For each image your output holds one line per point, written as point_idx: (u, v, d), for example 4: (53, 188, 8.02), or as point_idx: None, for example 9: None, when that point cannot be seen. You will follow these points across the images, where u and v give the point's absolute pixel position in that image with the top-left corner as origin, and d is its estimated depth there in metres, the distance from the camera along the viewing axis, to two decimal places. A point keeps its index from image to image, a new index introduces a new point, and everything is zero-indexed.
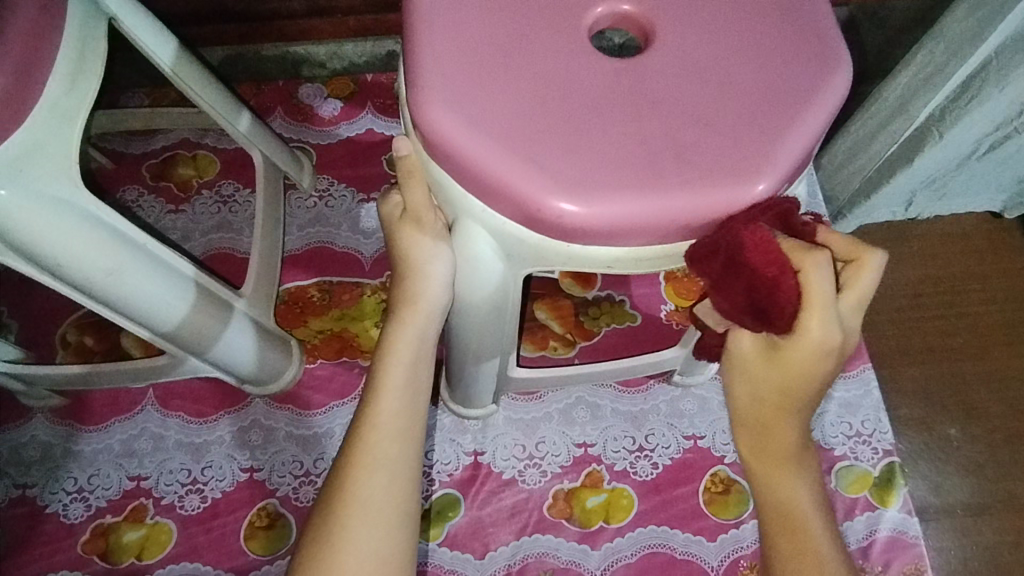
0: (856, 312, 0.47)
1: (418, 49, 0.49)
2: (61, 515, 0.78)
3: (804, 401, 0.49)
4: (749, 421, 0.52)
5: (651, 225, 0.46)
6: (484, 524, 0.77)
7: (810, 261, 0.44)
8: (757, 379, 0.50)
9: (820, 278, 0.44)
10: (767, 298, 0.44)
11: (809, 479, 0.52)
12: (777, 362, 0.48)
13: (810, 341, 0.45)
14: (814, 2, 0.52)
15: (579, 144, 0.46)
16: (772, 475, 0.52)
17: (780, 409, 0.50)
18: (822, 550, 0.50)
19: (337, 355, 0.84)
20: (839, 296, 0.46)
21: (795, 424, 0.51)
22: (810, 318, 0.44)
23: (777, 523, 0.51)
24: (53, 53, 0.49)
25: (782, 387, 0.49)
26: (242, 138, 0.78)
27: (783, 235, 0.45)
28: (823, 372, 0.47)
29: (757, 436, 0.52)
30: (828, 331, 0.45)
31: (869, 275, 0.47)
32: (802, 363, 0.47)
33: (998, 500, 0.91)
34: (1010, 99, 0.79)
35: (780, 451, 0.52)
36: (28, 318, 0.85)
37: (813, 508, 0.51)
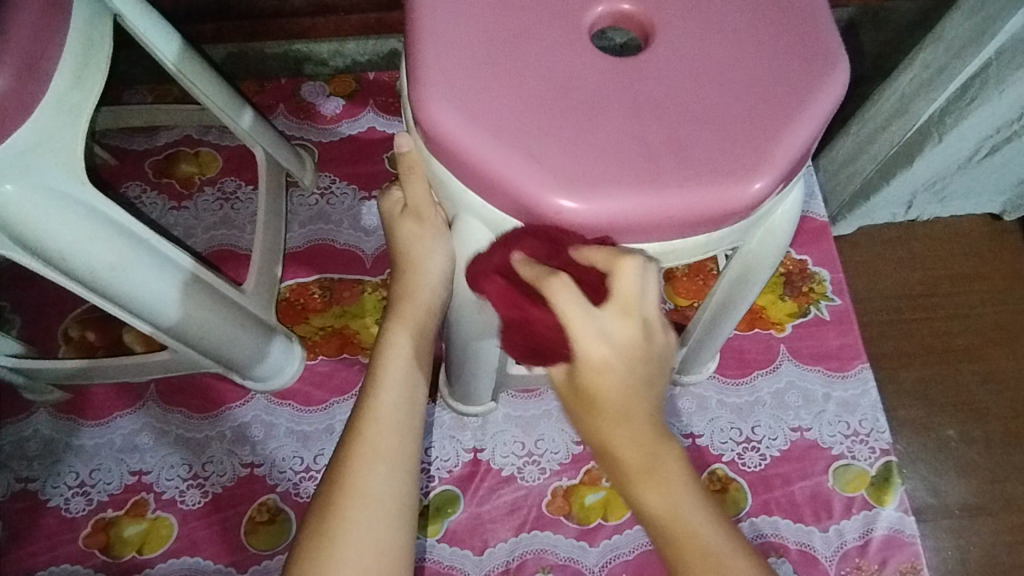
0: (621, 319, 0.47)
1: (420, 47, 0.50)
2: (63, 509, 0.78)
3: (661, 408, 0.48)
4: (618, 455, 0.48)
5: (650, 222, 0.47)
6: (483, 520, 0.77)
7: (556, 284, 0.45)
8: (606, 413, 0.47)
9: (570, 295, 0.45)
10: (546, 339, 0.48)
11: (682, 483, 0.48)
12: (589, 394, 0.47)
13: (592, 364, 0.46)
14: (814, 3, 0.52)
15: (579, 142, 0.47)
16: (651, 492, 0.48)
17: (630, 428, 0.47)
18: (713, 548, 0.47)
19: (337, 352, 0.84)
20: (597, 308, 0.46)
21: (655, 433, 0.48)
22: (585, 351, 0.46)
23: (668, 540, 0.48)
24: (58, 48, 0.49)
25: (625, 405, 0.47)
26: (244, 135, 0.78)
27: (528, 264, 0.47)
28: (621, 391, 0.47)
29: (622, 470, 0.49)
30: (598, 348, 0.46)
31: (626, 281, 0.46)
32: (608, 391, 0.47)
33: (995, 500, 0.92)
34: (1012, 101, 0.79)
35: (639, 475, 0.48)
36: (31, 313, 0.85)
37: (698, 511, 0.48)
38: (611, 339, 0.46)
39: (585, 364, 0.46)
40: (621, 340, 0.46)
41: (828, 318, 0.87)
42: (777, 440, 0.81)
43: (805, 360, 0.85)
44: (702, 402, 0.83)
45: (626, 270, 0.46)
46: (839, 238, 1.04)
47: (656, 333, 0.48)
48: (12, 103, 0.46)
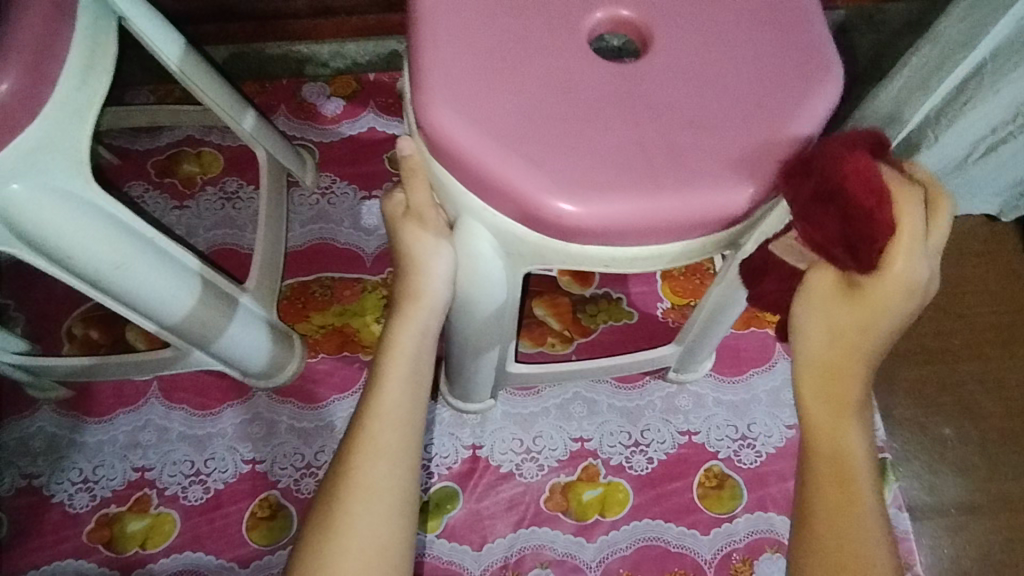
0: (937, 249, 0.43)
1: (422, 51, 0.51)
2: (67, 505, 0.79)
3: (880, 346, 0.45)
4: (816, 373, 0.46)
5: (648, 224, 0.48)
6: (482, 516, 0.78)
7: (905, 195, 0.41)
8: (823, 326, 0.45)
9: (911, 217, 0.40)
10: (862, 238, 0.41)
11: (865, 430, 0.46)
12: (849, 300, 0.44)
13: (894, 275, 0.41)
14: (807, 7, 0.53)
15: (577, 144, 0.48)
16: (833, 427, 0.46)
17: (853, 354, 0.45)
18: (872, 511, 0.45)
19: (338, 350, 0.85)
20: (925, 229, 0.42)
21: (862, 372, 0.46)
22: (895, 261, 0.41)
23: (825, 476, 0.46)
24: (66, 50, 0.50)
25: (861, 326, 0.44)
26: (246, 135, 0.79)
27: (882, 165, 0.42)
28: (898, 316, 0.43)
29: (814, 388, 0.46)
30: (920, 267, 0.42)
31: (946, 215, 0.44)
32: (881, 303, 0.43)
33: (990, 498, 0.93)
34: (1007, 100, 0.80)
35: (828, 406, 0.46)
36: (35, 311, 0.86)
37: (869, 471, 0.46)
38: (929, 267, 0.42)
39: (875, 289, 0.42)
40: (925, 251, 0.42)
41: None
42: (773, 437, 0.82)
43: None
44: (699, 399, 0.84)
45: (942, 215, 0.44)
46: None
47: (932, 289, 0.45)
48: (19, 105, 0.47)
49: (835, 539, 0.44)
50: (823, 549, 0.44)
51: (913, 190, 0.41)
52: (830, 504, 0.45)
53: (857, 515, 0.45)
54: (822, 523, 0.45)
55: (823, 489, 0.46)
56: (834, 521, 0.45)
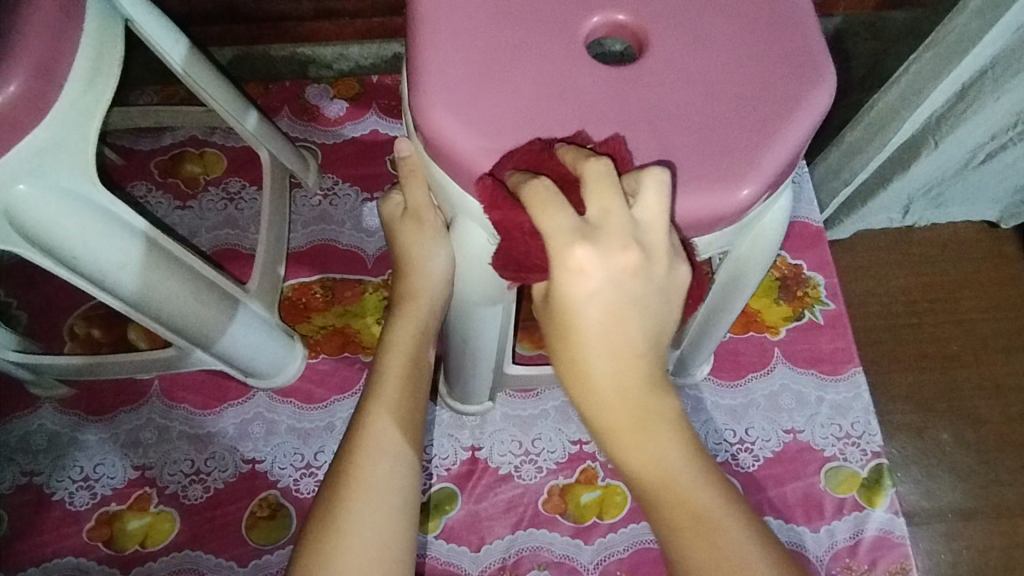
0: (613, 227, 0.44)
1: (423, 55, 0.51)
2: (67, 502, 0.79)
3: (642, 343, 0.47)
4: (611, 409, 0.48)
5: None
6: (480, 517, 0.79)
7: (529, 188, 0.44)
8: (589, 353, 0.46)
9: (557, 218, 0.44)
10: (540, 258, 0.49)
11: (673, 437, 0.49)
12: (568, 329, 0.46)
13: (576, 283, 0.44)
14: (805, 15, 0.54)
15: (575, 147, 0.48)
16: (635, 451, 0.49)
17: (625, 366, 0.47)
18: (705, 511, 0.47)
19: (339, 350, 0.86)
20: (586, 219, 0.44)
21: (644, 375, 0.47)
22: (557, 255, 0.44)
23: (654, 491, 0.48)
24: (73, 52, 0.50)
25: (605, 328, 0.46)
26: (249, 136, 0.80)
27: (529, 177, 0.45)
28: (643, 313, 0.46)
29: (609, 429, 0.49)
30: (585, 250, 0.43)
31: (603, 184, 0.43)
32: (581, 309, 0.45)
33: (987, 504, 0.93)
34: (1008, 107, 0.81)
35: (628, 425, 0.48)
36: (38, 309, 0.87)
37: (687, 467, 0.49)
38: (606, 254, 0.44)
39: (567, 290, 0.45)
40: (590, 228, 0.44)
41: (821, 322, 0.89)
42: (771, 441, 0.83)
43: (799, 363, 0.87)
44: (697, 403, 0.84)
45: (649, 184, 0.44)
46: (835, 243, 1.06)
47: (665, 259, 0.46)
48: (25, 105, 0.47)
49: (685, 544, 0.47)
50: (686, 555, 0.47)
51: (542, 181, 0.44)
52: (672, 515, 0.48)
53: (708, 520, 0.47)
54: (673, 532, 0.48)
55: (662, 506, 0.48)
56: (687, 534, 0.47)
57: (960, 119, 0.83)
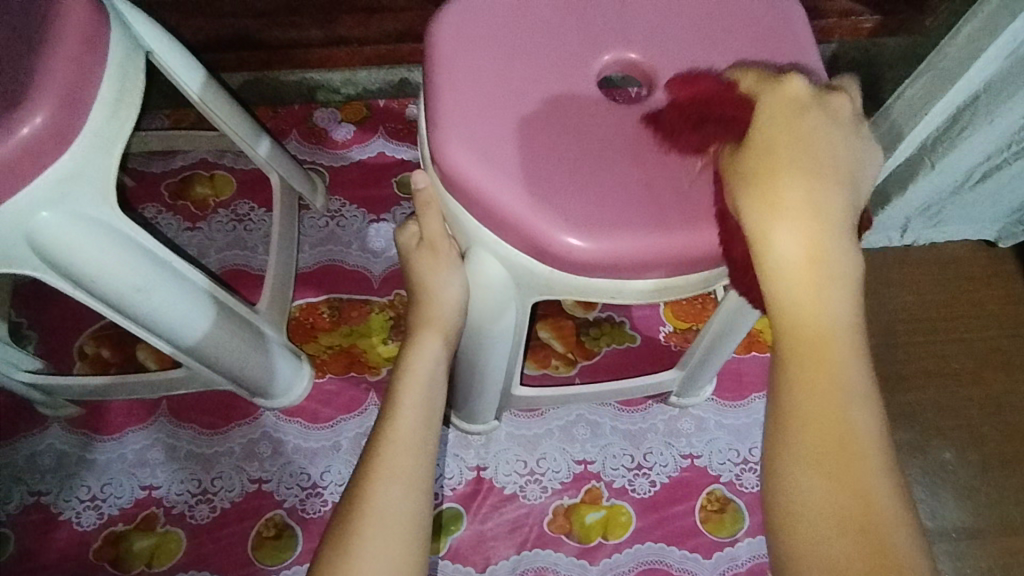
0: (800, 116, 0.46)
1: (437, 88, 0.53)
2: (74, 523, 0.80)
3: (841, 222, 0.44)
4: (800, 294, 0.43)
5: (707, 120, 0.49)
6: (486, 537, 0.79)
7: (776, 82, 0.47)
8: (789, 211, 0.43)
9: (796, 89, 0.47)
10: (724, 106, 0.48)
11: (859, 360, 0.43)
12: (758, 179, 0.44)
13: (782, 131, 0.45)
14: (803, 49, 0.56)
15: (580, 179, 0.50)
16: (810, 353, 0.43)
17: (820, 251, 0.43)
18: (863, 444, 0.42)
19: (345, 370, 0.87)
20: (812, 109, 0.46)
21: (847, 279, 0.43)
22: (777, 122, 0.45)
23: (805, 412, 0.42)
24: (97, 86, 0.52)
25: (813, 202, 0.44)
26: (260, 160, 0.82)
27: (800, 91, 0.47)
28: (846, 204, 0.44)
29: (788, 320, 0.44)
30: (800, 79, 0.47)
31: (845, 106, 0.47)
32: (791, 179, 0.44)
33: (993, 524, 0.93)
34: (1002, 129, 0.83)
35: (819, 321, 0.43)
36: (48, 329, 0.88)
37: (858, 388, 0.42)
38: (825, 104, 0.47)
39: (765, 136, 0.45)
40: (816, 106, 0.46)
41: None
42: None
43: None
44: (701, 422, 0.85)
45: (836, 108, 0.47)
46: None
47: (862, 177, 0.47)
48: (51, 135, 0.49)
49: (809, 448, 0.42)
50: (799, 465, 0.42)
51: (800, 77, 0.47)
52: (802, 419, 0.42)
53: (852, 459, 0.41)
54: (806, 473, 0.42)
55: (804, 425, 0.42)
56: (813, 450, 0.42)
57: (955, 141, 0.84)
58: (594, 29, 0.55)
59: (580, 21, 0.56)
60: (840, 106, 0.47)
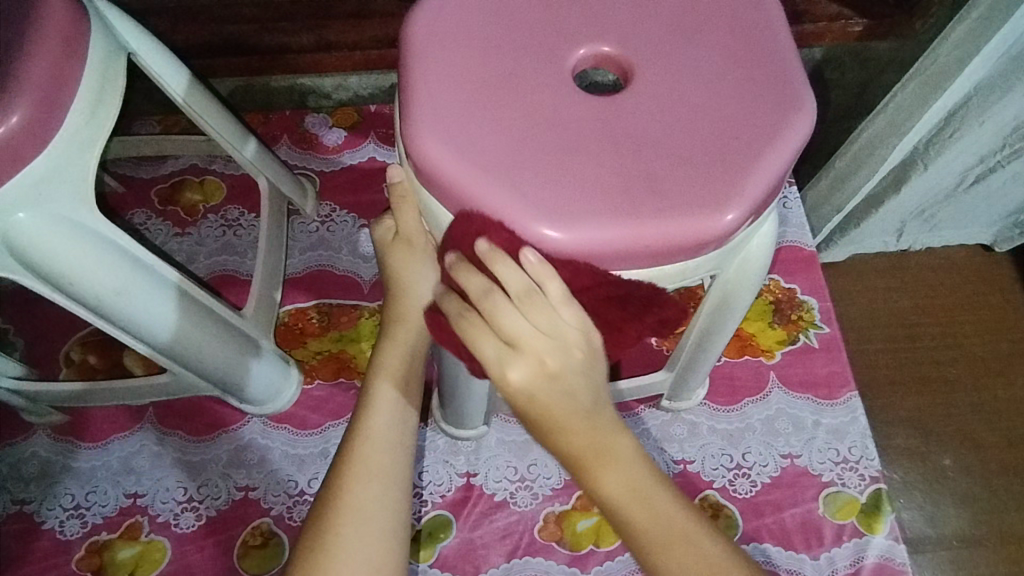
0: (535, 363, 0.49)
1: (413, 84, 0.53)
2: (57, 532, 0.78)
3: (585, 404, 0.51)
4: (569, 439, 0.52)
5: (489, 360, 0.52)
6: (475, 545, 0.78)
7: (488, 302, 0.50)
8: (541, 416, 0.51)
9: (491, 346, 0.50)
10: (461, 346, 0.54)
11: (627, 458, 0.53)
12: (516, 403, 0.51)
13: (508, 387, 0.50)
14: (782, 44, 0.55)
15: (558, 174, 0.49)
16: (600, 474, 0.53)
17: (585, 425, 0.51)
18: (659, 505, 0.54)
19: (334, 376, 0.86)
20: (530, 320, 0.49)
21: (609, 419, 0.52)
22: (491, 365, 0.51)
23: (613, 504, 0.54)
24: (74, 87, 0.52)
25: (545, 410, 0.50)
26: (246, 164, 0.81)
27: (490, 254, 0.49)
28: (580, 389, 0.50)
29: (580, 459, 0.52)
30: (515, 372, 0.50)
31: (514, 317, 0.49)
32: (531, 405, 0.51)
33: (994, 532, 0.92)
34: (995, 131, 0.82)
35: (593, 457, 0.52)
36: (33, 335, 0.87)
37: (645, 478, 0.54)
38: (541, 365, 0.49)
39: (505, 386, 0.50)
40: (520, 341, 0.49)
41: (816, 346, 0.88)
42: (768, 466, 0.82)
43: (795, 388, 0.86)
44: (694, 427, 0.84)
45: (514, 370, 0.49)
46: (829, 266, 1.07)
47: (574, 354, 0.50)
48: (25, 135, 0.49)
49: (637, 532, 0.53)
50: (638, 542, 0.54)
51: (505, 265, 0.49)
52: (629, 521, 0.53)
53: (663, 518, 0.53)
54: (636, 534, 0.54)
55: (619, 515, 0.54)
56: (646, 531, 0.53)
57: (946, 143, 0.84)
58: (575, 27, 0.55)
59: (560, 19, 0.55)
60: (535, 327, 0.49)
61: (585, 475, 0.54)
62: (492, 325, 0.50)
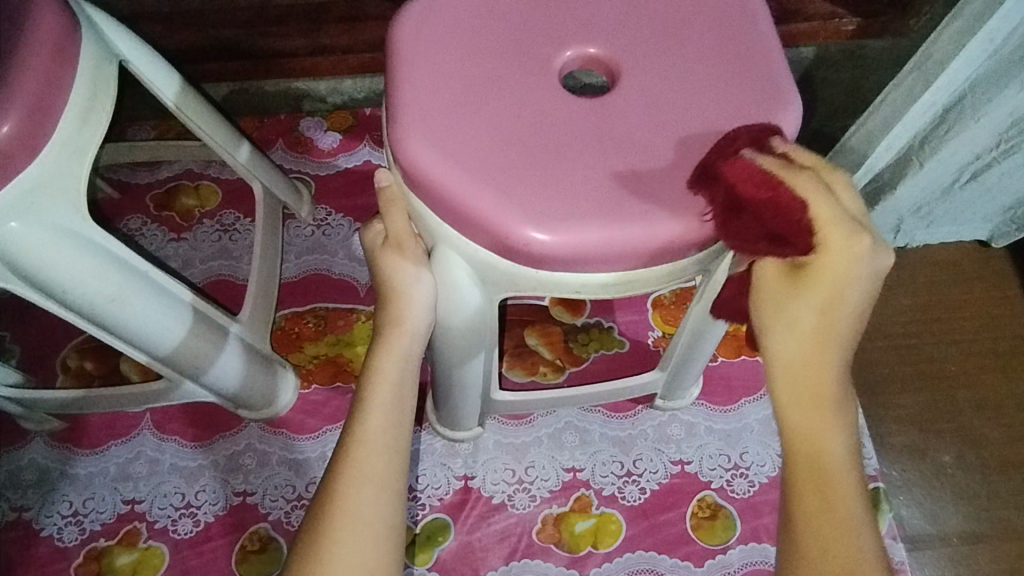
0: (853, 216, 0.45)
1: (400, 87, 0.53)
2: (56, 539, 0.78)
3: (848, 326, 0.45)
4: (794, 359, 0.46)
5: (785, 236, 0.44)
6: (474, 548, 0.78)
7: (798, 179, 0.44)
8: (799, 311, 0.46)
9: (803, 156, 0.46)
10: (785, 221, 0.44)
11: (847, 431, 0.46)
12: (811, 272, 0.45)
13: (832, 252, 0.44)
14: (769, 44, 0.55)
15: (549, 178, 0.49)
16: (809, 423, 0.46)
17: (824, 351, 0.45)
18: (852, 511, 0.44)
19: (331, 380, 0.86)
20: (840, 194, 0.45)
21: (837, 363, 0.46)
22: (824, 221, 0.44)
23: (802, 466, 0.46)
24: (65, 96, 0.52)
25: (826, 305, 0.45)
26: (240, 168, 0.81)
27: (776, 163, 0.45)
28: (863, 297, 0.45)
29: (801, 394, 0.46)
30: (864, 239, 0.44)
31: (848, 192, 0.46)
32: (835, 276, 0.44)
33: (995, 528, 0.92)
34: (990, 127, 0.82)
35: (811, 414, 0.46)
36: (29, 342, 0.87)
37: (849, 473, 0.45)
38: (835, 196, 0.45)
39: (825, 239, 0.44)
40: (857, 218, 0.45)
41: None
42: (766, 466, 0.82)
43: None
44: (691, 428, 0.84)
45: (873, 258, 0.44)
46: None
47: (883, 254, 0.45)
48: (17, 145, 0.49)
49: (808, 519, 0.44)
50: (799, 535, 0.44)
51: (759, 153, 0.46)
52: (817, 494, 0.45)
53: (845, 512, 0.44)
54: (802, 518, 0.45)
55: (800, 481, 0.45)
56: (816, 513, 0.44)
57: (942, 140, 0.84)
58: (563, 30, 0.55)
59: (548, 23, 0.55)
60: (852, 206, 0.46)
61: (790, 424, 0.47)
62: (831, 191, 0.45)
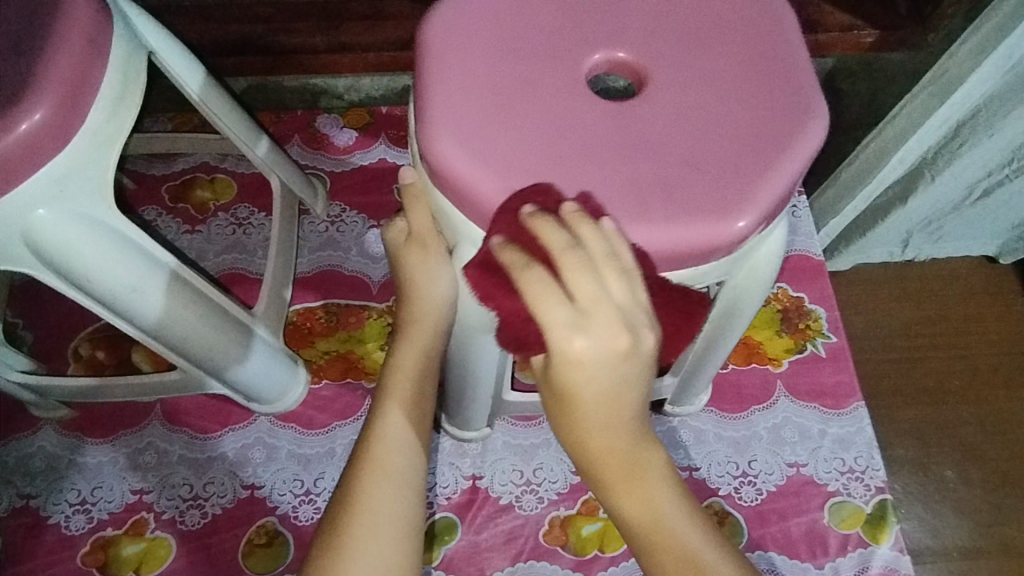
0: (594, 300, 0.43)
1: (431, 86, 0.53)
2: (63, 526, 0.79)
3: (631, 408, 0.47)
4: (603, 455, 0.48)
5: (533, 338, 0.49)
6: (480, 548, 0.78)
7: (530, 278, 0.44)
8: (589, 422, 0.47)
9: (557, 308, 0.43)
10: (534, 328, 0.48)
11: (663, 475, 0.51)
12: (560, 386, 0.46)
13: (569, 358, 0.44)
14: (798, 55, 0.56)
15: (578, 181, 0.50)
16: (624, 492, 0.50)
17: (619, 433, 0.47)
18: (688, 543, 0.50)
19: (341, 376, 0.86)
20: (571, 282, 0.44)
21: (637, 423, 0.48)
22: (559, 344, 0.43)
23: (640, 528, 0.50)
24: (97, 84, 0.52)
25: (605, 399, 0.45)
26: (259, 162, 0.81)
27: (531, 222, 0.46)
28: (625, 380, 0.45)
29: (606, 466, 0.49)
30: (583, 340, 0.43)
31: (584, 273, 0.44)
32: (583, 383, 0.45)
33: (997, 545, 0.92)
34: (1003, 143, 0.82)
35: (639, 501, 0.50)
36: (43, 329, 0.87)
37: (675, 503, 0.51)
38: (602, 338, 0.43)
39: (563, 356, 0.44)
40: (590, 311, 0.43)
41: (823, 355, 0.89)
42: (774, 475, 0.82)
43: (801, 397, 0.86)
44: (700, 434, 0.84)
45: (619, 344, 0.43)
46: (835, 276, 1.07)
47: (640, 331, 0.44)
48: (49, 132, 0.49)
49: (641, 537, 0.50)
50: None
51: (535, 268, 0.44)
52: (654, 551, 0.50)
53: (677, 551, 0.50)
54: (652, 562, 0.50)
55: (642, 543, 0.51)
56: None
57: (955, 155, 0.84)
58: (592, 34, 0.55)
59: (577, 26, 0.56)
60: (618, 292, 0.44)
61: (610, 492, 0.51)
62: (557, 284, 0.44)
